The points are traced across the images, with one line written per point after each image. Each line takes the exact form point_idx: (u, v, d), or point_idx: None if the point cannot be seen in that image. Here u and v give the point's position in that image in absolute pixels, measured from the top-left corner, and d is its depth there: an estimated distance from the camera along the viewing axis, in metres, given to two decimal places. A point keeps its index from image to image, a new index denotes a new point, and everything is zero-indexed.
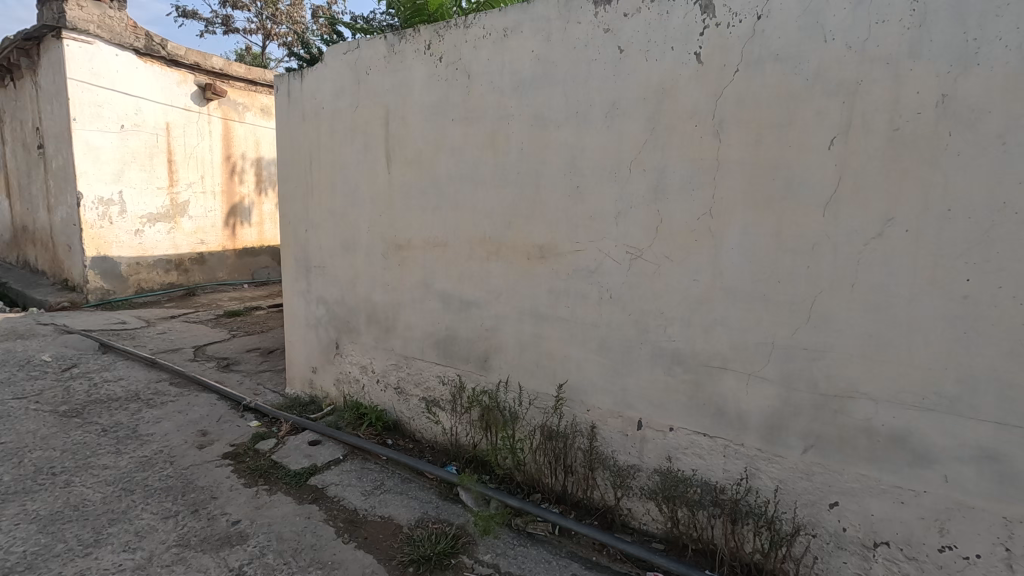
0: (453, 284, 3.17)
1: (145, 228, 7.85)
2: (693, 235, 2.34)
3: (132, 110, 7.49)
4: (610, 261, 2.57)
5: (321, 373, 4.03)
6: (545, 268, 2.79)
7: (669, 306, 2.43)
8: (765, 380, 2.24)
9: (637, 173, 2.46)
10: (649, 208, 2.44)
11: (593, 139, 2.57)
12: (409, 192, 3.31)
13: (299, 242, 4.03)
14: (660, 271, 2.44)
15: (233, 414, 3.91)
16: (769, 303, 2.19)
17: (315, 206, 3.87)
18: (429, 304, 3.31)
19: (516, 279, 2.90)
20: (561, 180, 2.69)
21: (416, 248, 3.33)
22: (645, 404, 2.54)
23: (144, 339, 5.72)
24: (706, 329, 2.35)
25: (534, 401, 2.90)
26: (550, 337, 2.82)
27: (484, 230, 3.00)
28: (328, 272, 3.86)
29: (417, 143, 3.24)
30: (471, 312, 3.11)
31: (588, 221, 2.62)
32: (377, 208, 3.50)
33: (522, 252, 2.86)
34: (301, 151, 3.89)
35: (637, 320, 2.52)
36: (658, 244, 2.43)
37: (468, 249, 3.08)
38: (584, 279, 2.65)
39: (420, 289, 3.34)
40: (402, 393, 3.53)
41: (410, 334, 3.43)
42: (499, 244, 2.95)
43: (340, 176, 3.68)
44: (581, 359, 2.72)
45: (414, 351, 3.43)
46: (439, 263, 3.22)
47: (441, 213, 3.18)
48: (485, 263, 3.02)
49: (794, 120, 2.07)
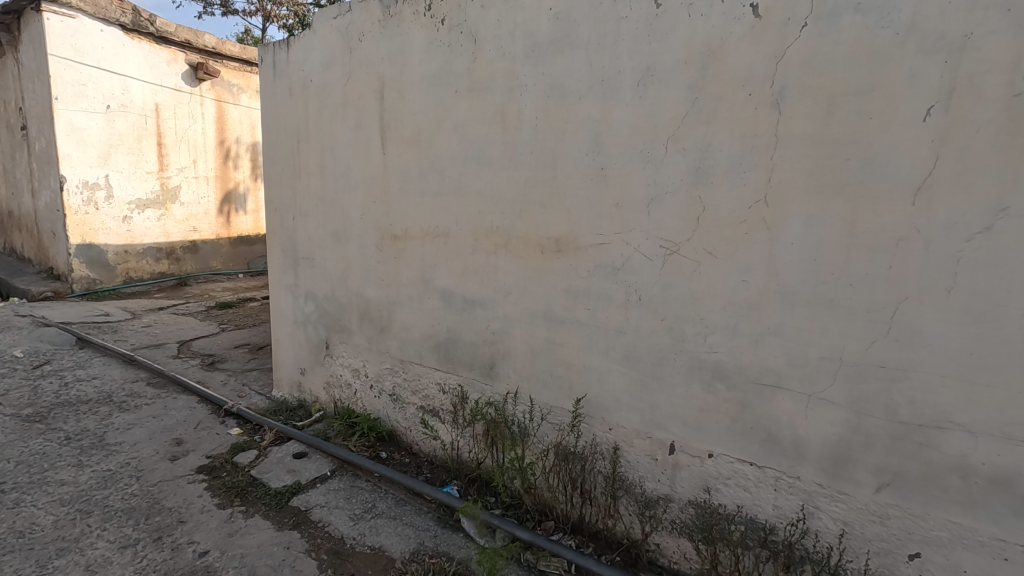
0: (456, 281, 2.80)
1: (134, 215, 7.48)
2: (744, 227, 1.95)
3: (119, 89, 7.10)
4: (640, 257, 2.19)
5: (310, 375, 3.68)
6: (563, 265, 2.41)
7: (711, 312, 2.05)
8: (829, 403, 1.85)
9: (675, 152, 2.07)
10: (688, 195, 2.05)
11: (621, 112, 2.18)
12: (407, 176, 2.92)
13: (286, 232, 3.65)
14: (700, 270, 2.06)
15: (213, 420, 3.55)
16: (838, 311, 1.81)
17: (304, 192, 3.49)
18: (428, 302, 2.94)
19: (528, 276, 2.52)
20: (582, 162, 2.30)
21: (414, 240, 2.95)
22: (679, 424, 2.17)
23: (126, 333, 5.37)
24: (757, 339, 1.97)
25: (547, 417, 2.53)
26: (566, 344, 2.44)
27: (491, 220, 2.62)
28: (318, 265, 3.49)
29: (416, 120, 2.84)
30: (476, 313, 2.74)
31: (614, 210, 2.23)
32: (370, 195, 3.12)
33: (536, 245, 2.48)
34: (287, 130, 3.50)
35: (671, 327, 2.15)
36: (699, 237, 2.05)
37: (473, 240, 2.70)
38: (609, 278, 2.28)
39: (418, 286, 2.97)
40: (398, 401, 3.17)
41: (407, 335, 3.06)
42: (508, 236, 2.57)
43: (330, 158, 3.29)
44: (603, 370, 2.35)
45: (411, 354, 3.06)
46: (440, 257, 2.84)
47: (443, 200, 2.80)
48: (493, 258, 2.64)
49: (878, 86, 1.68)
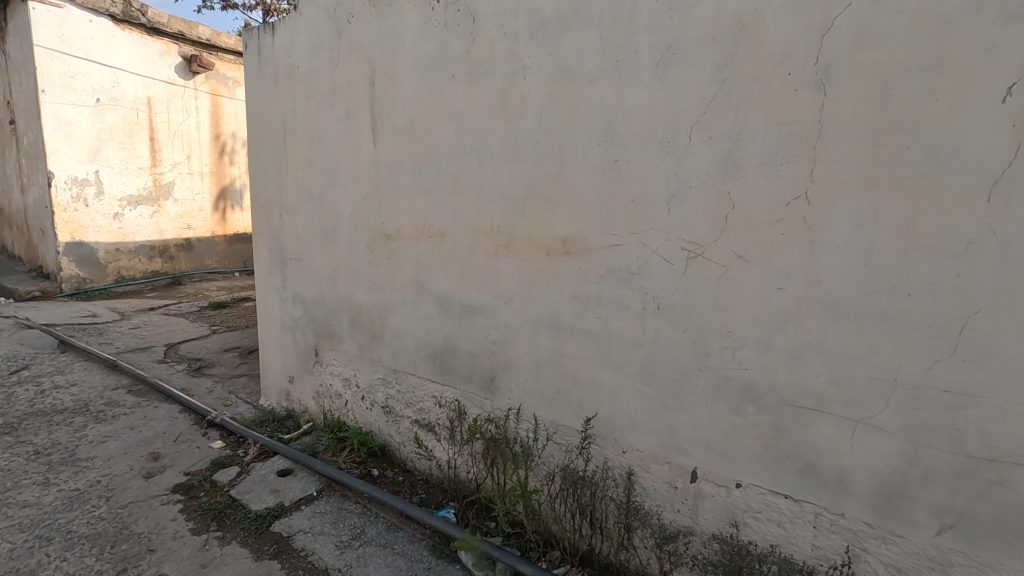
0: (453, 285, 2.55)
1: (125, 212, 7.26)
2: (780, 227, 1.70)
3: (109, 82, 6.87)
4: (658, 261, 1.94)
5: (299, 384, 3.44)
6: (571, 268, 2.16)
7: (740, 323, 1.81)
8: (880, 431, 1.60)
9: (700, 141, 1.81)
10: (715, 190, 1.80)
11: (638, 97, 1.92)
12: (400, 170, 2.68)
13: (273, 230, 3.41)
14: (728, 276, 1.81)
15: (195, 431, 3.32)
16: (893, 326, 1.55)
17: (291, 188, 3.24)
18: (423, 307, 2.69)
19: (532, 280, 2.28)
20: (593, 153, 2.05)
21: (408, 240, 2.71)
22: (702, 449, 1.93)
23: (112, 335, 5.15)
24: (794, 356, 1.72)
25: (553, 437, 2.29)
26: (575, 356, 2.20)
27: (491, 218, 2.37)
28: (306, 266, 3.25)
29: (409, 109, 2.60)
30: (474, 320, 2.50)
31: (629, 208, 1.98)
32: (360, 191, 2.88)
33: (541, 246, 2.24)
34: (273, 121, 3.26)
35: (694, 339, 1.90)
36: (728, 238, 1.80)
37: (472, 241, 2.45)
38: (623, 283, 2.03)
39: (412, 291, 2.73)
40: (391, 413, 2.93)
41: (400, 344, 2.82)
42: (510, 236, 2.32)
43: (318, 151, 3.04)
44: (616, 386, 2.10)
45: (405, 363, 2.82)
46: (436, 258, 2.60)
47: (438, 197, 2.55)
48: (493, 260, 2.39)
49: (946, 62, 1.42)
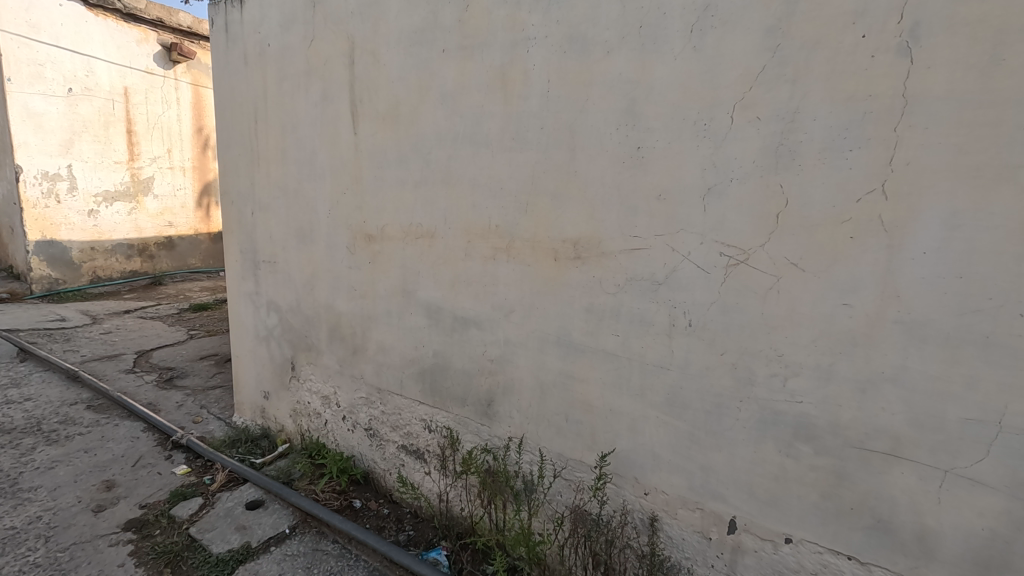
0: (445, 293, 2.22)
1: (101, 209, 6.88)
2: (847, 229, 1.37)
3: (82, 71, 6.48)
4: (690, 269, 1.61)
5: (274, 400, 3.10)
6: (584, 277, 1.83)
7: (793, 346, 1.48)
8: (977, 485, 1.28)
9: (745, 123, 1.48)
10: (763, 183, 1.47)
11: (667, 70, 1.59)
12: (383, 162, 2.34)
13: (244, 229, 3.05)
14: (779, 288, 1.48)
15: (157, 454, 2.97)
16: (998, 354, 1.22)
17: (262, 182, 2.89)
18: (410, 318, 2.36)
19: (536, 290, 1.95)
20: (610, 139, 1.72)
21: (393, 242, 2.36)
22: (743, 496, 1.61)
23: (80, 342, 4.79)
24: (863, 388, 1.39)
25: (561, 473, 1.97)
26: (587, 380, 1.87)
27: (488, 217, 2.04)
28: (281, 270, 2.90)
29: (393, 91, 2.25)
30: (469, 334, 2.16)
31: (655, 204, 1.65)
32: (339, 186, 2.53)
33: (547, 250, 1.90)
34: (242, 107, 2.90)
35: (734, 364, 1.58)
36: (779, 241, 1.46)
37: (466, 243, 2.12)
38: (647, 295, 1.70)
39: (397, 300, 2.39)
40: (375, 437, 2.60)
41: (385, 359, 2.48)
42: (510, 238, 1.99)
43: (291, 140, 2.69)
44: (637, 416, 1.78)
45: (390, 381, 2.49)
46: (424, 263, 2.26)
47: (427, 192, 2.21)
48: (490, 266, 2.06)
49: None
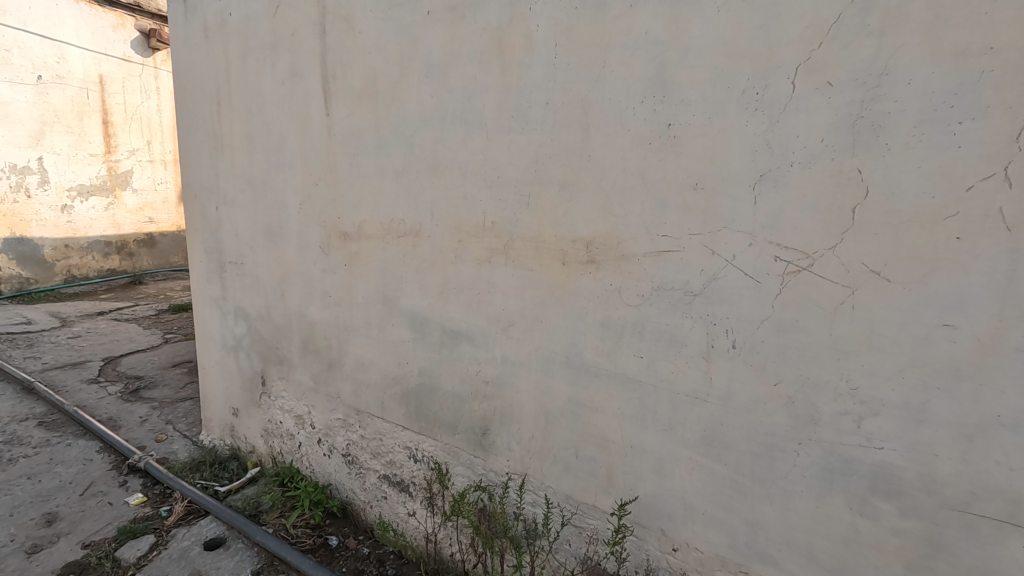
0: (432, 303, 1.89)
1: (75, 204, 6.50)
2: (951, 227, 1.04)
3: (53, 57, 6.08)
4: (735, 277, 1.29)
5: (244, 418, 2.77)
6: (599, 285, 1.50)
7: (871, 377, 1.16)
8: None
9: (811, 91, 1.15)
10: (833, 168, 1.14)
11: (709, 27, 1.25)
12: (360, 148, 2.00)
13: (208, 227, 2.71)
14: (854, 303, 1.15)
15: (110, 480, 2.64)
16: None
17: (227, 174, 2.54)
18: (393, 330, 2.02)
19: (541, 300, 1.62)
20: (633, 115, 1.39)
21: (372, 242, 2.03)
22: (801, 561, 1.29)
23: (43, 347, 4.43)
24: (968, 435, 1.07)
25: (570, 519, 1.66)
26: (603, 410, 1.55)
27: (482, 212, 1.71)
28: (249, 273, 2.56)
29: (371, 63, 1.91)
30: (460, 350, 1.83)
31: (691, 196, 1.32)
32: (311, 177, 2.19)
33: (554, 253, 1.57)
34: (204, 87, 2.55)
35: (791, 398, 1.25)
36: (855, 244, 1.14)
37: (456, 243, 1.79)
38: (679, 309, 1.38)
39: (378, 309, 2.06)
40: (354, 464, 2.28)
41: (364, 377, 2.15)
42: (509, 238, 1.66)
43: (258, 125, 2.35)
44: (664, 456, 1.46)
45: (370, 401, 2.16)
46: (408, 266, 1.93)
47: (410, 183, 1.88)
48: (485, 271, 1.73)
49: None
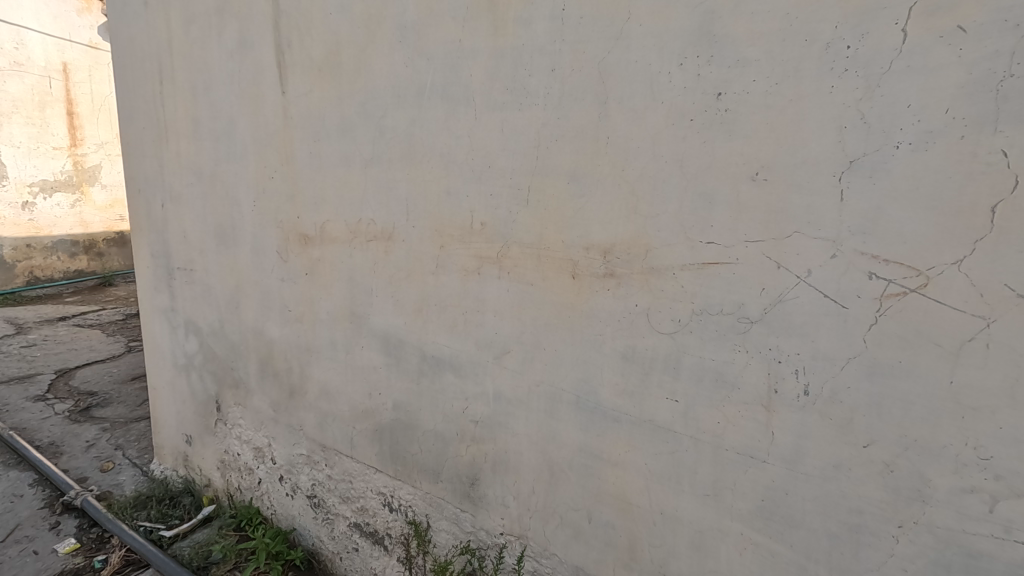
0: (409, 322, 1.54)
1: (38, 200, 6.06)
2: None
3: (10, 43, 5.64)
4: (810, 301, 0.95)
5: (199, 446, 2.41)
6: (620, 307, 1.16)
7: (1012, 445, 0.82)
8: None
9: (932, 40, 0.81)
10: (964, 149, 0.81)
11: None
12: (321, 132, 1.64)
13: (154, 227, 2.34)
14: (989, 340, 0.82)
15: (40, 522, 2.27)
16: None
17: (172, 166, 2.17)
18: (362, 353, 1.67)
19: (544, 323, 1.28)
20: (669, 83, 1.05)
21: (336, 247, 1.68)
22: None
23: None
24: None
25: None
26: (624, 465, 1.21)
27: (469, 211, 1.36)
28: (199, 282, 2.19)
29: (332, 27, 1.55)
30: (444, 382, 1.49)
31: (748, 191, 0.99)
32: (265, 168, 1.83)
33: (560, 264, 1.23)
34: (144, 64, 2.18)
35: (889, 465, 0.92)
36: (995, 257, 0.80)
37: (437, 250, 1.44)
38: (729, 340, 1.04)
39: (345, 328, 1.71)
40: (321, 508, 1.94)
41: (330, 408, 1.81)
42: (503, 243, 1.31)
43: (205, 107, 1.98)
44: (706, 529, 1.13)
45: (338, 436, 1.81)
46: (380, 276, 1.58)
47: (381, 175, 1.53)
48: (473, 284, 1.38)
49: None
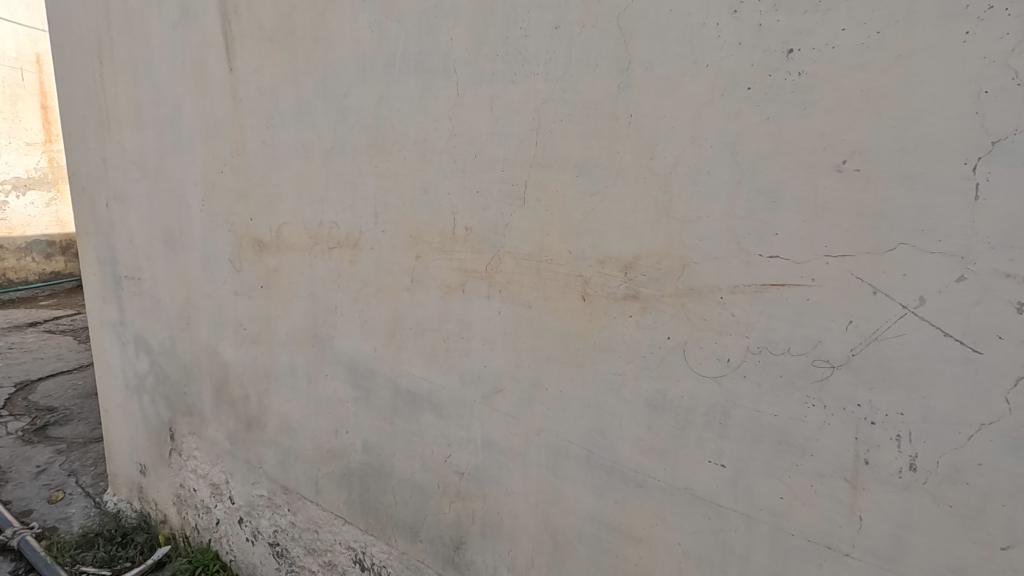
0: (379, 349, 1.26)
1: (10, 199, 5.77)
2: None
3: None
4: (922, 341, 0.68)
5: (154, 478, 2.13)
6: (647, 339, 0.88)
7: None
8: None
9: None
10: None
11: None
12: (275, 116, 1.36)
13: (99, 230, 2.04)
14: None
15: None
16: None
17: (116, 159, 1.88)
18: (327, 383, 1.39)
19: (545, 356, 1.00)
20: (718, 37, 0.77)
21: (294, 255, 1.39)
22: None
23: None
24: None
25: None
26: (650, 542, 0.94)
27: (451, 213, 1.08)
28: (147, 293, 1.91)
29: None
30: (422, 422, 1.21)
31: (831, 186, 0.71)
32: (214, 161, 1.54)
33: (567, 282, 0.95)
34: (81, 40, 1.88)
35: None
36: None
37: (412, 261, 1.16)
38: (798, 389, 0.77)
39: (306, 353, 1.43)
40: (284, 558, 1.66)
41: (292, 445, 1.53)
42: (493, 254, 1.03)
43: (147, 90, 1.70)
44: None
45: (301, 479, 1.53)
46: (345, 290, 1.30)
47: (344, 169, 1.24)
48: (457, 305, 1.10)
49: None
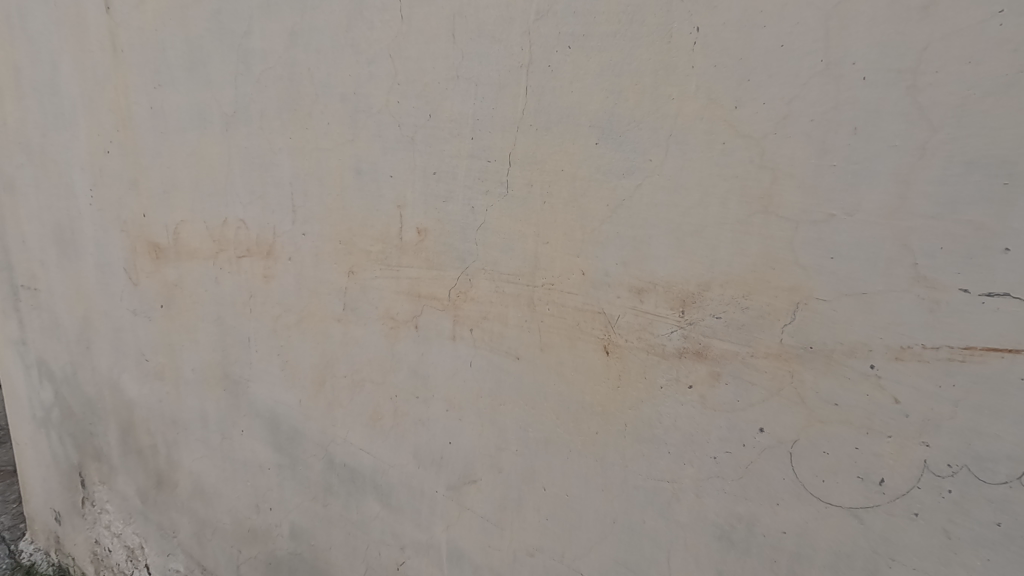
0: (305, 402, 0.88)
1: None
2: None
3: None
4: None
5: (68, 529, 1.75)
6: (720, 428, 0.52)
7: None
8: None
9: None
10: None
11: None
12: (161, 70, 0.96)
13: None
14: None
15: None
16: None
17: None
18: (242, 440, 1.01)
19: (545, 438, 0.63)
20: None
21: (196, 266, 1.01)
22: None
23: None
24: None
25: None
26: None
27: (397, 208, 0.70)
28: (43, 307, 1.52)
29: None
30: (365, 510, 0.84)
31: None
32: (97, 137, 1.15)
33: (578, 322, 0.57)
34: None
35: None
36: None
37: (343, 279, 0.78)
38: None
39: (218, 398, 1.04)
40: None
41: (208, 515, 1.15)
42: (459, 271, 0.65)
43: (18, 44, 1.29)
44: None
45: (220, 560, 1.16)
46: (259, 316, 0.92)
47: (250, 143, 0.86)
48: (407, 348, 0.72)
49: None
